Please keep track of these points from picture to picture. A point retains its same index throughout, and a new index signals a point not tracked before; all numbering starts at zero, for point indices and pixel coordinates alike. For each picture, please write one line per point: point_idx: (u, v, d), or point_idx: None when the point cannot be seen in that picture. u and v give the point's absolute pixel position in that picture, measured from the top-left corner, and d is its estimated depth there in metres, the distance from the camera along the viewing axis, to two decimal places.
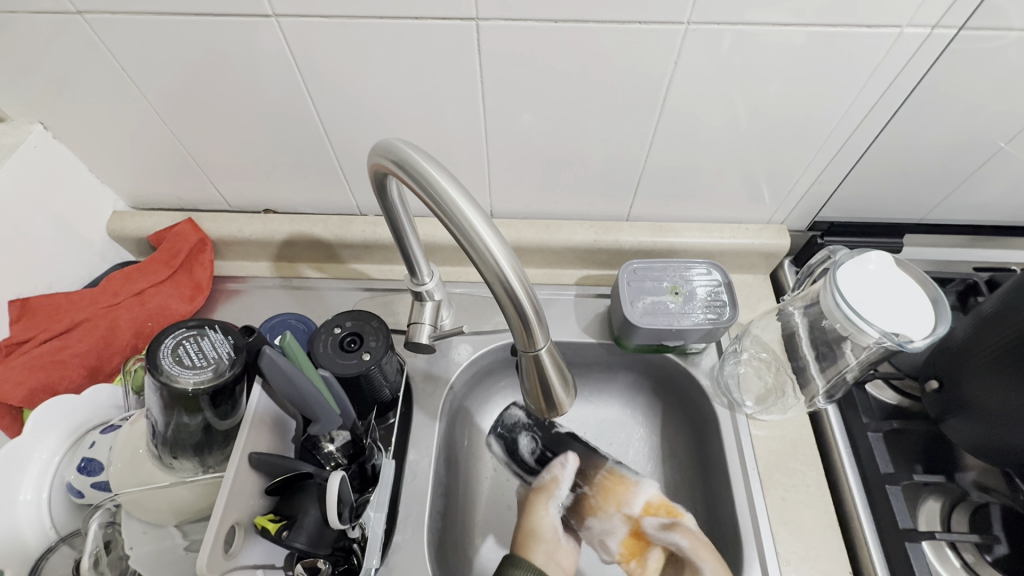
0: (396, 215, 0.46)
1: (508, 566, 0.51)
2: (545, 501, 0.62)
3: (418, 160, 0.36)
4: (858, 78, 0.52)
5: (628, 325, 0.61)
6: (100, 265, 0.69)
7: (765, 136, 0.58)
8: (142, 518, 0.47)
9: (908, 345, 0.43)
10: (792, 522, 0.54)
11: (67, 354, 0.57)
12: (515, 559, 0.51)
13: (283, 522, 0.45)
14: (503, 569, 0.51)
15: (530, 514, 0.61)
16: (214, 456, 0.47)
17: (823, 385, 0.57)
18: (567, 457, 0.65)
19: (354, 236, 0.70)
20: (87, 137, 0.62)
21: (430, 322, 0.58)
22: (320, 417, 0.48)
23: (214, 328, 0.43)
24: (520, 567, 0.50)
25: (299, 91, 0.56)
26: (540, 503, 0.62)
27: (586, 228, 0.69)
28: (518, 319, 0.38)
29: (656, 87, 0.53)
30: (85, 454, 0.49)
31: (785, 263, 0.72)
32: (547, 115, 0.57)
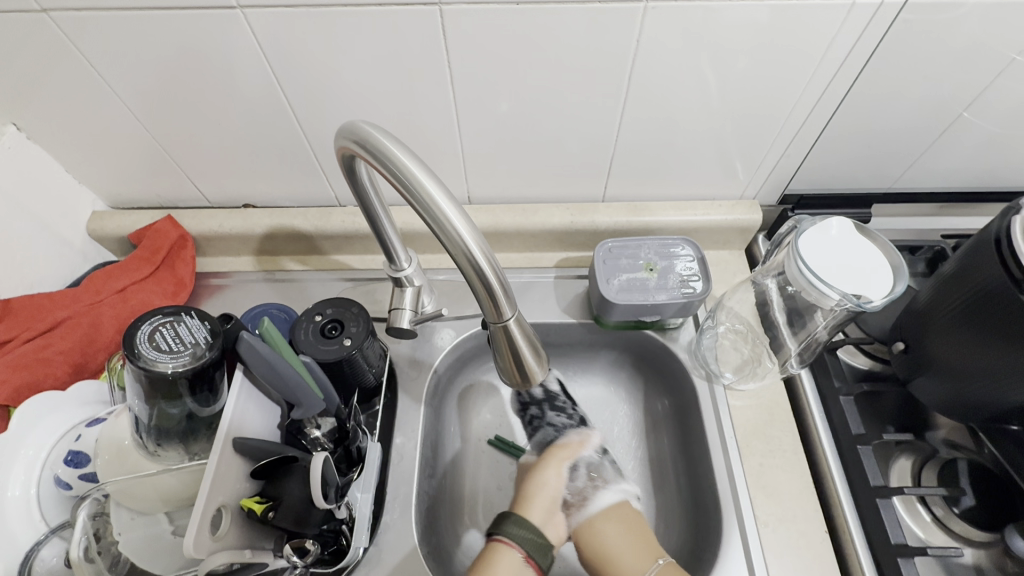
0: (367, 199, 0.47)
1: (508, 523, 0.52)
2: (558, 464, 0.59)
3: (380, 140, 0.37)
4: (818, 50, 0.53)
5: (605, 303, 0.62)
6: (81, 265, 0.69)
7: (731, 112, 0.60)
8: (130, 507, 0.48)
9: (867, 306, 0.45)
10: (770, 486, 0.56)
11: (50, 352, 0.58)
12: (518, 520, 0.52)
13: (269, 503, 0.46)
14: (502, 526, 0.51)
15: (539, 472, 0.59)
16: (199, 443, 0.48)
17: (795, 349, 0.59)
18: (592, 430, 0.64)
19: (334, 227, 0.71)
20: (61, 137, 0.62)
21: (410, 307, 0.59)
22: (302, 402, 0.49)
23: (190, 314, 0.43)
24: (522, 528, 0.51)
25: (270, 83, 0.56)
26: (551, 464, 0.59)
27: (562, 210, 0.70)
28: (484, 291, 0.39)
29: (622, 66, 0.54)
30: (71, 447, 0.50)
31: (759, 238, 0.74)
32: (516, 97, 0.58)
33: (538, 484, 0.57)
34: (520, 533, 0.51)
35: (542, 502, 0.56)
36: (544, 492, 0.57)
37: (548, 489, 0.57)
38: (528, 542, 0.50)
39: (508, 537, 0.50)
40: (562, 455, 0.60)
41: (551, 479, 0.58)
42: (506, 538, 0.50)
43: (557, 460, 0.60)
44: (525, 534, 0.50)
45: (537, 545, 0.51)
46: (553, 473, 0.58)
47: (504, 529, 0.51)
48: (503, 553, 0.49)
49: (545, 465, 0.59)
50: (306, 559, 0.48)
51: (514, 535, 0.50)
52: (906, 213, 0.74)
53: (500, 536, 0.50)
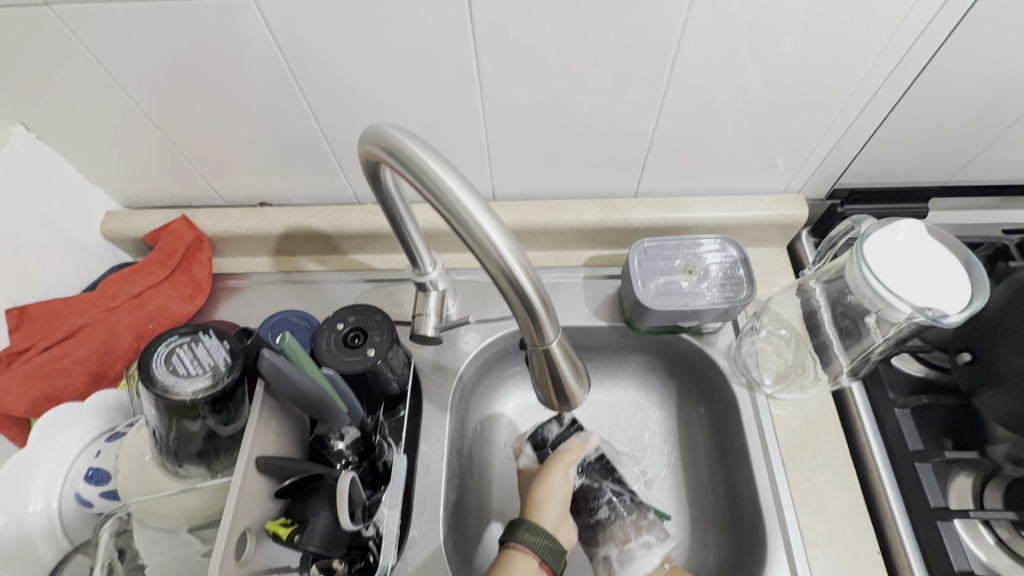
0: (392, 204, 0.44)
1: (521, 529, 0.50)
2: (561, 468, 0.59)
3: (410, 146, 0.34)
4: (885, 31, 0.48)
5: (641, 308, 0.58)
6: (96, 268, 0.68)
7: (780, 100, 0.55)
8: (154, 527, 0.47)
9: (942, 321, 0.41)
10: (817, 503, 0.53)
11: (68, 361, 0.57)
12: (532, 525, 0.50)
13: (295, 526, 0.44)
14: (515, 533, 0.50)
15: (545, 477, 0.58)
16: (221, 461, 0.46)
17: (846, 363, 0.55)
18: (586, 432, 0.62)
19: (353, 226, 0.68)
20: (71, 136, 0.60)
21: (435, 313, 0.56)
22: (327, 417, 0.47)
23: (207, 333, 0.41)
24: (535, 533, 0.50)
25: (285, 76, 0.53)
26: (556, 467, 0.58)
27: (592, 207, 0.66)
28: (525, 312, 0.36)
29: (663, 51, 0.50)
30: (92, 463, 0.49)
31: (803, 234, 0.69)
32: (546, 87, 0.54)
33: (546, 488, 0.57)
34: (533, 540, 0.49)
35: (553, 506, 0.55)
36: (553, 497, 0.56)
37: (556, 493, 0.56)
38: (546, 548, 0.49)
39: (523, 545, 0.49)
40: (566, 458, 0.59)
41: (557, 483, 0.57)
42: (519, 546, 0.49)
43: (562, 465, 0.59)
44: (540, 541, 0.49)
45: (551, 551, 0.49)
46: (558, 477, 0.58)
47: (515, 536, 0.50)
48: (519, 560, 0.48)
49: (550, 470, 0.58)
50: None
51: (526, 542, 0.49)
52: (962, 206, 0.69)
53: (515, 546, 0.49)
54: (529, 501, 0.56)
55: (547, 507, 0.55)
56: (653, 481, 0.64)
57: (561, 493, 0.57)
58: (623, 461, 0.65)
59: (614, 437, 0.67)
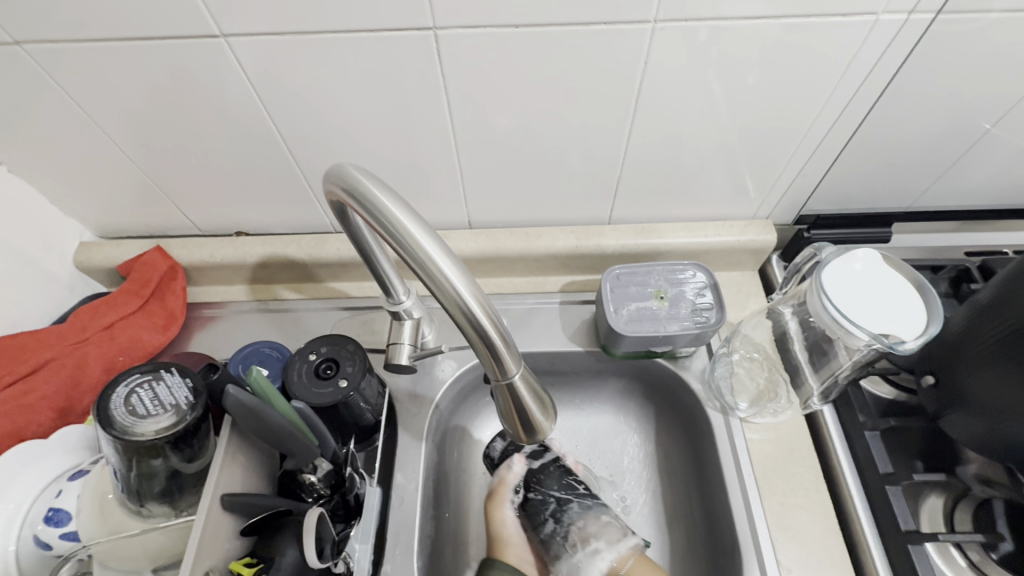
0: (361, 237, 0.44)
1: (484, 569, 0.52)
2: (500, 505, 0.59)
3: (369, 187, 0.34)
4: (838, 66, 0.50)
5: (614, 334, 0.59)
6: (68, 299, 0.67)
7: (744, 131, 0.57)
8: (117, 567, 0.46)
9: (898, 347, 0.43)
10: (792, 528, 0.53)
11: (33, 397, 0.55)
12: (492, 563, 0.52)
13: (259, 566, 0.43)
14: (480, 575, 0.52)
15: (489, 520, 0.58)
16: (186, 499, 0.46)
17: (817, 387, 0.56)
18: (512, 457, 0.61)
19: (329, 255, 0.68)
20: (45, 169, 0.60)
21: (409, 342, 0.56)
22: (297, 452, 0.47)
23: (170, 370, 0.41)
24: (498, 568, 0.52)
25: (259, 111, 0.54)
26: (494, 508, 0.59)
27: (566, 234, 0.67)
28: (486, 348, 0.36)
29: (628, 85, 0.52)
30: (52, 503, 0.47)
31: (773, 258, 0.71)
32: (517, 119, 0.55)
33: (494, 532, 0.58)
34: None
35: (509, 544, 0.57)
36: (504, 533, 0.57)
37: (505, 531, 0.57)
38: None
39: None
40: (497, 496, 0.59)
41: (501, 522, 0.58)
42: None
43: (499, 502, 0.59)
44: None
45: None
46: (500, 515, 0.58)
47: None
48: None
49: (490, 510, 0.59)
50: None
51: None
52: (925, 229, 0.71)
53: None
54: (489, 545, 0.58)
55: (501, 547, 0.56)
56: (633, 507, 0.64)
57: (511, 529, 0.58)
58: (602, 487, 0.65)
59: (593, 463, 0.67)
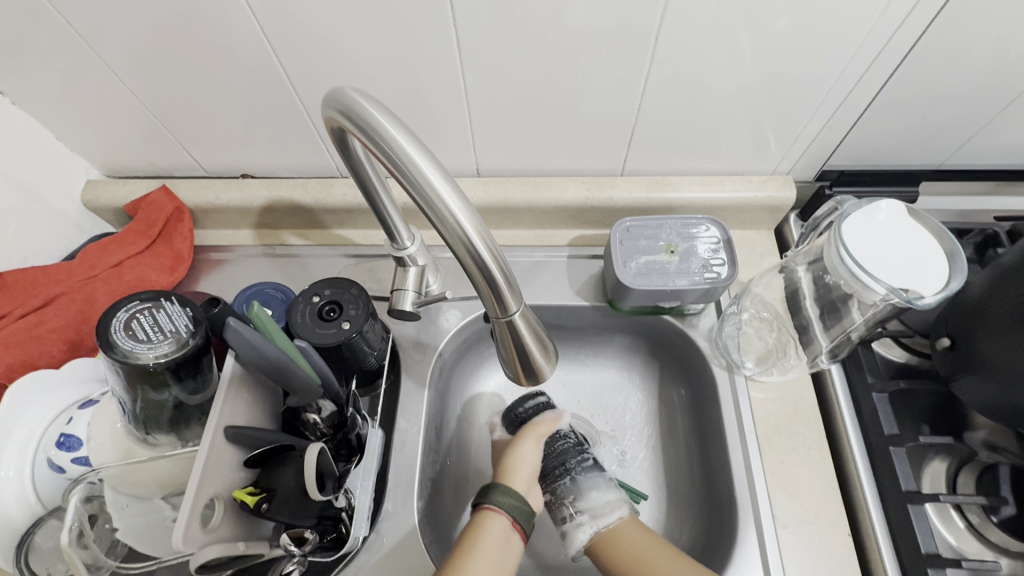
0: (363, 173, 0.43)
1: (493, 492, 0.50)
2: (531, 438, 0.58)
3: (369, 111, 0.33)
4: (876, 6, 0.46)
5: (621, 287, 0.58)
6: (76, 238, 0.67)
7: (770, 78, 0.53)
8: (127, 492, 0.47)
9: (917, 302, 0.41)
10: (790, 483, 0.53)
11: (44, 329, 0.56)
12: (503, 488, 0.51)
13: (262, 495, 0.43)
14: (487, 496, 0.50)
15: (515, 446, 0.57)
16: (191, 429, 0.47)
17: (826, 345, 0.55)
18: (561, 407, 0.62)
19: (335, 200, 0.67)
20: (46, 102, 0.59)
21: (413, 288, 0.56)
22: (298, 389, 0.47)
23: (170, 300, 0.41)
24: (506, 495, 0.50)
25: (262, 45, 0.52)
26: (525, 438, 0.58)
27: (577, 184, 0.65)
28: (486, 284, 0.35)
29: (646, 25, 0.48)
30: (63, 429, 0.48)
31: (791, 216, 0.68)
32: (529, 60, 0.52)
33: (516, 455, 0.56)
34: (505, 501, 0.50)
35: (524, 471, 0.54)
36: (524, 463, 0.55)
37: (529, 460, 0.56)
38: (515, 508, 0.49)
39: (496, 506, 0.49)
40: (537, 430, 0.59)
41: (528, 451, 0.56)
42: (492, 507, 0.49)
43: (534, 437, 0.58)
44: (511, 501, 0.50)
45: (523, 511, 0.50)
46: (529, 445, 0.57)
47: (489, 498, 0.50)
48: (493, 520, 0.48)
49: (521, 439, 0.57)
50: (305, 547, 0.46)
51: (503, 504, 0.49)
52: (953, 192, 0.68)
53: (487, 507, 0.49)
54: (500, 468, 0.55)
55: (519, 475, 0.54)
56: (632, 461, 0.64)
57: (531, 460, 0.56)
58: (602, 441, 0.65)
59: (594, 418, 0.67)
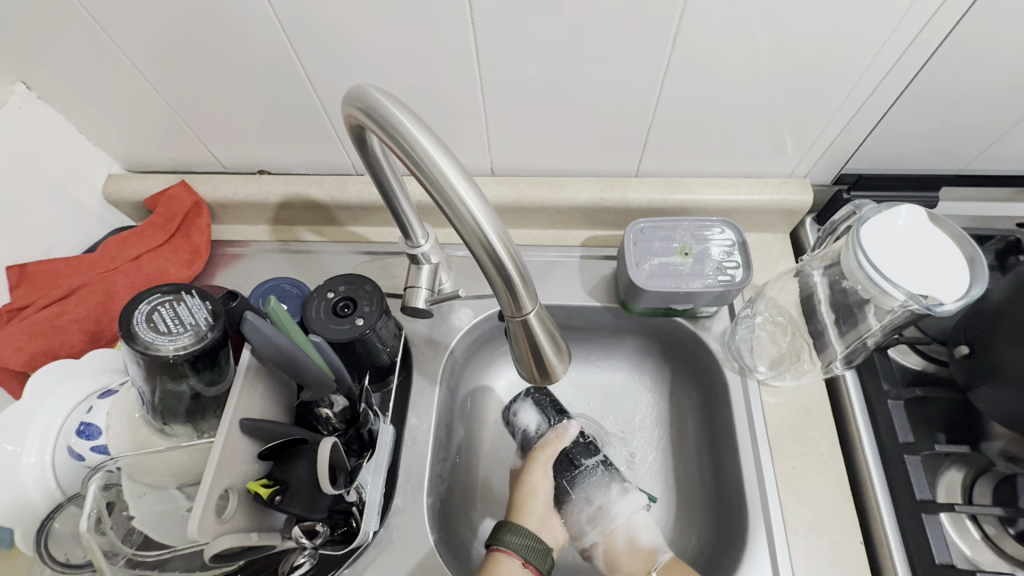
0: (380, 171, 0.43)
1: (502, 531, 0.49)
2: (541, 465, 0.57)
3: (390, 109, 0.33)
4: (900, 7, 0.46)
5: (634, 289, 0.58)
6: (97, 231, 0.69)
7: (788, 79, 0.53)
8: (143, 481, 0.48)
9: (936, 309, 0.41)
10: (802, 489, 0.52)
11: (65, 320, 0.57)
12: (511, 526, 0.49)
13: (276, 487, 0.44)
14: (496, 536, 0.49)
15: (526, 475, 0.57)
16: (207, 422, 0.47)
17: (841, 350, 0.55)
18: (569, 420, 0.60)
19: (350, 197, 0.68)
20: (71, 97, 0.60)
21: (426, 286, 0.56)
22: (312, 383, 0.48)
23: (190, 293, 0.41)
24: (517, 535, 0.48)
25: (281, 42, 0.52)
26: (536, 466, 0.57)
27: (591, 185, 0.65)
28: (502, 283, 0.35)
29: (665, 25, 0.48)
30: (83, 419, 0.49)
31: (807, 220, 0.68)
32: (546, 60, 0.52)
33: (527, 489, 0.56)
34: (514, 541, 0.48)
35: (535, 506, 0.54)
36: (535, 497, 0.55)
37: (538, 493, 0.55)
38: (526, 548, 0.48)
39: (505, 547, 0.48)
40: (546, 455, 0.58)
41: (539, 480, 0.56)
42: (503, 548, 0.48)
43: (542, 463, 0.57)
44: (521, 542, 0.48)
45: (535, 550, 0.48)
46: (539, 475, 0.56)
47: (500, 539, 0.49)
48: (503, 564, 0.47)
49: (530, 469, 0.57)
50: (316, 540, 0.47)
51: (513, 544, 0.48)
52: (974, 198, 0.67)
53: (496, 549, 0.48)
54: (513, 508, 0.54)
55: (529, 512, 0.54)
56: (642, 463, 0.64)
57: (540, 493, 0.56)
58: (611, 442, 0.65)
59: (604, 419, 0.67)
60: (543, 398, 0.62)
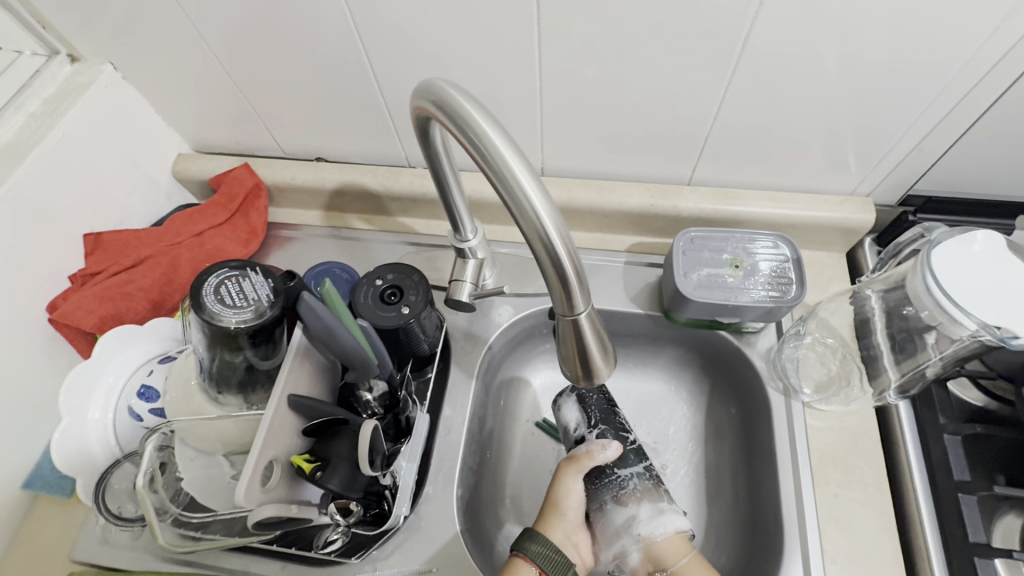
0: (439, 163, 0.44)
1: (525, 538, 0.49)
2: (573, 475, 0.54)
3: (461, 103, 0.33)
4: (986, 23, 0.43)
5: (679, 298, 0.57)
6: (165, 206, 0.72)
7: (858, 94, 0.51)
8: (194, 446, 0.50)
9: (1010, 342, 0.39)
10: (843, 519, 0.50)
11: (132, 287, 0.61)
12: (533, 535, 0.48)
13: (317, 463, 0.46)
14: (518, 542, 0.49)
15: (557, 481, 0.54)
16: (257, 394, 0.49)
17: (896, 380, 0.52)
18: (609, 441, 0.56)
19: (402, 188, 0.69)
20: (151, 78, 0.64)
21: (470, 280, 0.57)
22: (357, 365, 0.49)
23: (254, 269, 0.43)
24: (537, 543, 0.48)
25: (350, 35, 0.54)
26: (569, 474, 0.54)
27: (642, 190, 0.65)
28: (558, 281, 0.35)
29: (730, 33, 0.47)
30: (144, 381, 0.52)
31: (866, 241, 0.65)
32: (606, 63, 0.52)
33: (556, 496, 0.53)
34: (535, 550, 0.47)
35: (562, 518, 0.52)
36: (562, 508, 0.53)
37: (567, 504, 0.53)
38: (545, 558, 0.47)
39: (524, 555, 0.47)
40: (578, 465, 0.55)
41: (568, 490, 0.53)
42: (522, 555, 0.48)
43: (574, 473, 0.54)
44: (540, 551, 0.47)
45: (555, 562, 0.48)
46: (570, 484, 0.54)
47: (520, 545, 0.48)
48: (520, 570, 0.47)
49: (561, 476, 0.54)
50: (350, 518, 0.49)
51: (530, 552, 0.47)
52: None
53: (516, 555, 0.48)
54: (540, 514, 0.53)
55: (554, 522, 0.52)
56: (672, 475, 0.63)
57: (569, 504, 0.53)
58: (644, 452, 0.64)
59: (637, 426, 0.66)
60: (589, 395, 0.60)
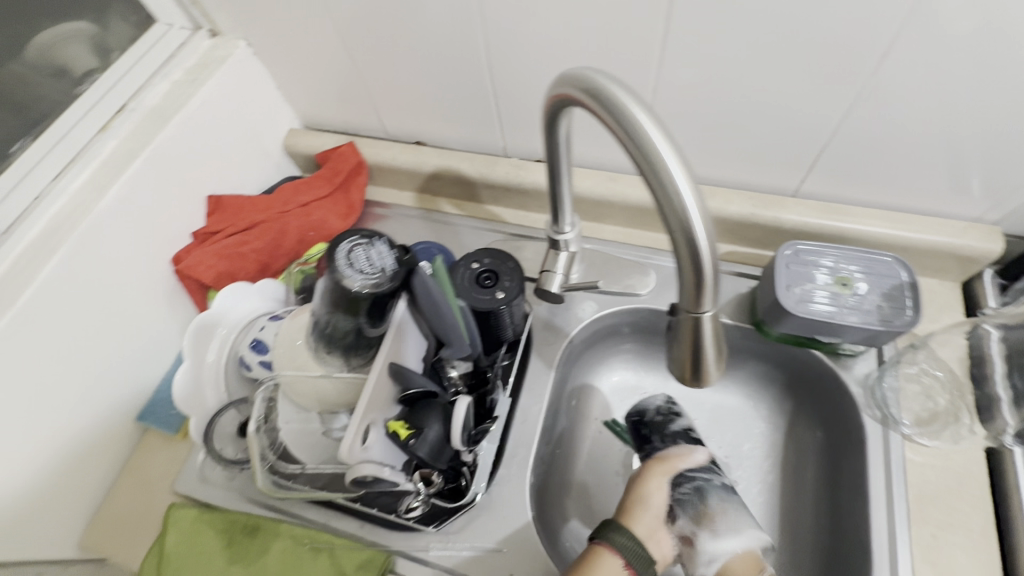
0: (558, 152, 0.45)
1: (608, 529, 0.47)
2: (658, 475, 0.52)
3: (614, 91, 0.34)
4: None
5: (779, 310, 0.55)
6: (274, 176, 0.77)
7: (1004, 114, 0.48)
8: (294, 401, 0.54)
9: None
10: (941, 564, 0.47)
11: (246, 249, 0.65)
12: (619, 527, 0.47)
13: (412, 430, 0.48)
14: (603, 532, 0.47)
15: (640, 480, 0.52)
16: (358, 357, 0.51)
17: (1014, 425, 0.50)
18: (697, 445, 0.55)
19: (497, 177, 0.70)
20: (278, 56, 0.68)
21: (561, 272, 0.58)
22: (453, 342, 0.51)
23: (381, 239, 0.45)
24: (622, 535, 0.47)
25: (472, 24, 0.56)
26: (651, 474, 0.52)
27: (743, 198, 0.63)
28: (692, 277, 0.35)
29: (870, 41, 0.46)
30: (256, 335, 0.56)
31: (987, 271, 0.60)
32: (728, 65, 0.51)
33: (640, 493, 0.51)
34: (619, 542, 0.46)
35: (645, 516, 0.50)
36: (647, 506, 0.50)
37: (653, 503, 0.51)
38: (629, 551, 0.46)
39: (609, 544, 0.46)
40: (662, 466, 0.53)
41: (654, 490, 0.51)
42: (605, 544, 0.46)
43: (658, 472, 0.53)
44: (626, 544, 0.46)
45: (639, 557, 0.46)
46: (654, 483, 0.52)
47: (603, 535, 0.47)
48: (605, 561, 0.45)
49: (645, 475, 0.52)
50: (430, 488, 0.52)
51: (616, 543, 0.46)
52: None
53: (601, 545, 0.46)
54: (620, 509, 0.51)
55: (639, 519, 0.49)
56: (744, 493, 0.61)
57: (655, 505, 0.50)
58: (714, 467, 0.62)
59: (709, 440, 0.65)
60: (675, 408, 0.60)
